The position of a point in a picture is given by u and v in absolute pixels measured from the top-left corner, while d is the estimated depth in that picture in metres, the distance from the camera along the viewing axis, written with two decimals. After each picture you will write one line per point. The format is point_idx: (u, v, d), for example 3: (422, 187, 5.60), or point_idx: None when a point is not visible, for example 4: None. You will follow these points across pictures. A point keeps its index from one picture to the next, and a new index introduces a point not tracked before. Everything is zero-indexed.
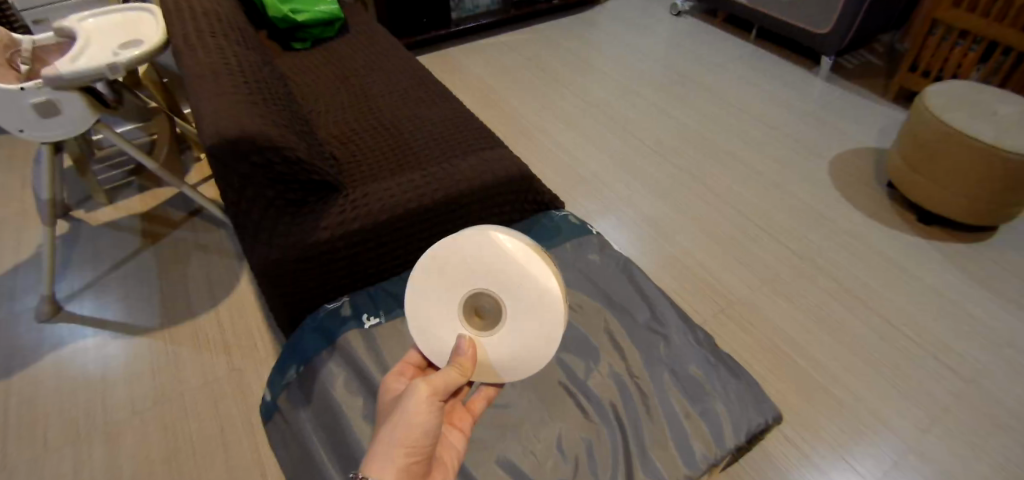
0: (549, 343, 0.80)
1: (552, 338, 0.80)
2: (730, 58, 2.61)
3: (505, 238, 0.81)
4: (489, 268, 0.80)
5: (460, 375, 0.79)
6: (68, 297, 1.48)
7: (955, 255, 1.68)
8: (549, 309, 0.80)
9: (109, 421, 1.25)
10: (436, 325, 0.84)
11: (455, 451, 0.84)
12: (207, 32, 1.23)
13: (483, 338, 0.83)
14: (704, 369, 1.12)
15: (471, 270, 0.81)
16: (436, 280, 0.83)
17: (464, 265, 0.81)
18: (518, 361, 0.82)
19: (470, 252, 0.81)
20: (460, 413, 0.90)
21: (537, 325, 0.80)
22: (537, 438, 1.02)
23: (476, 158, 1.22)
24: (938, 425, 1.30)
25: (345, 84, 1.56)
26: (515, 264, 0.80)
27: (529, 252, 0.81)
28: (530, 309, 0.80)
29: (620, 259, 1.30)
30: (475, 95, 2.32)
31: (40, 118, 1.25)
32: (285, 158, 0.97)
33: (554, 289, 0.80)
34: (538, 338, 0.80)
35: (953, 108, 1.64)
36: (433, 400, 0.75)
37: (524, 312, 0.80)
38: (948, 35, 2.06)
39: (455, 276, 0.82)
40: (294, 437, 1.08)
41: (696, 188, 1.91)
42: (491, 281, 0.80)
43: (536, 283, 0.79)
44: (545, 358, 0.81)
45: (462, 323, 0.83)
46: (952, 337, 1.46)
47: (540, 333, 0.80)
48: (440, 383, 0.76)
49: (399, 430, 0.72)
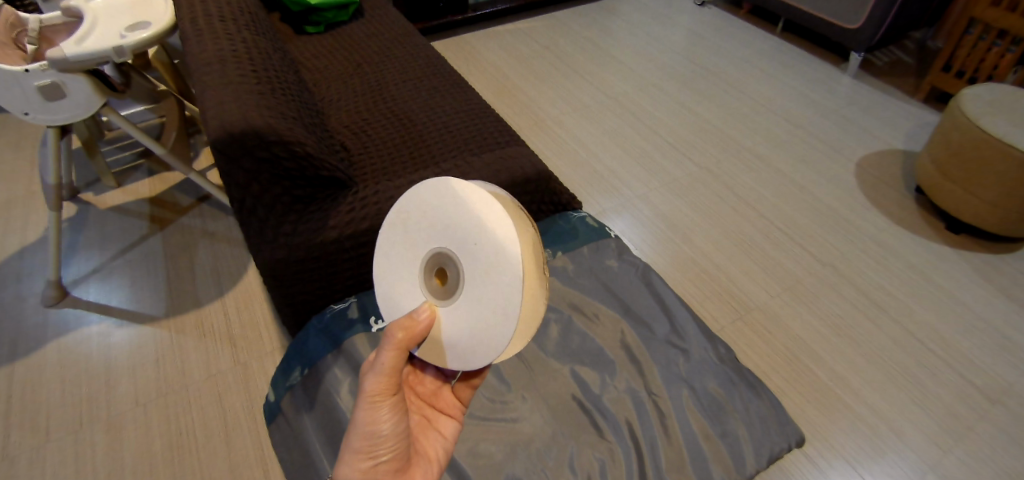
0: (508, 317, 0.70)
1: (509, 312, 0.69)
2: (755, 51, 2.52)
3: (468, 189, 0.73)
4: (447, 223, 0.74)
5: (398, 353, 0.75)
6: (74, 281, 1.46)
7: (985, 267, 1.61)
8: (506, 270, 0.69)
9: (111, 411, 1.23)
10: (400, 295, 0.80)
11: (441, 439, 0.86)
12: (216, 16, 1.18)
13: (441, 307, 0.77)
14: (724, 387, 1.08)
15: (433, 229, 0.75)
16: (402, 242, 0.80)
17: (424, 222, 0.76)
18: (475, 339, 0.73)
19: (430, 207, 0.76)
20: (443, 400, 0.90)
21: (495, 291, 0.70)
22: (549, 456, 0.98)
23: (492, 157, 1.18)
24: (961, 445, 1.24)
25: (357, 71, 1.52)
26: (473, 216, 0.72)
27: (488, 203, 0.72)
28: (487, 272, 0.70)
29: (639, 265, 1.25)
30: (490, 84, 2.26)
31: (44, 101, 1.22)
32: (291, 153, 0.94)
33: (513, 248, 0.69)
34: (496, 308, 0.70)
35: (993, 115, 1.55)
36: (384, 398, 0.75)
37: (480, 277, 0.71)
38: (985, 36, 1.97)
39: (417, 237, 0.78)
40: (295, 443, 1.03)
41: (716, 187, 1.85)
42: (449, 241, 0.74)
43: (492, 239, 0.70)
44: (503, 337, 0.69)
45: (425, 288, 0.78)
46: (979, 353, 1.41)
47: (498, 302, 0.70)
48: (387, 379, 0.75)
49: (356, 435, 0.74)
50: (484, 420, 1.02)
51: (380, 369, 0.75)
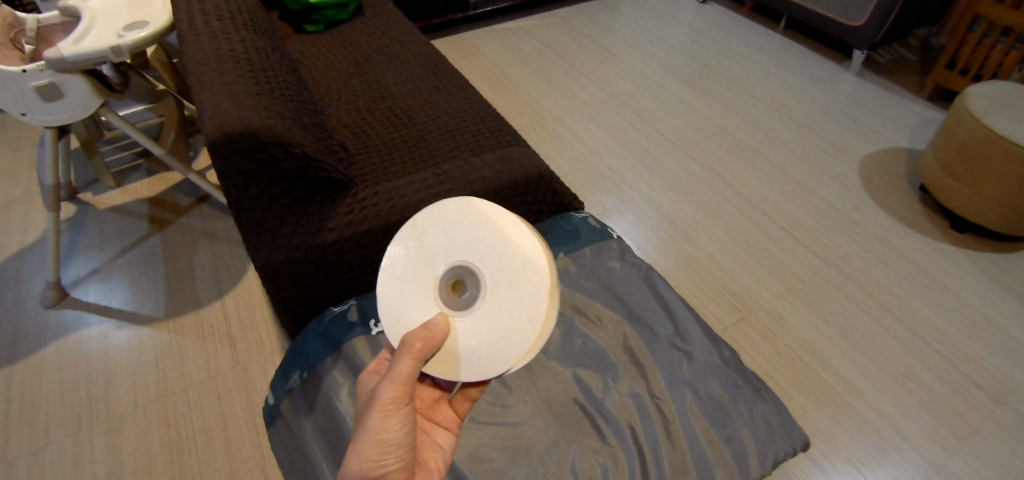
0: (529, 324, 0.74)
1: (534, 316, 0.74)
2: (757, 48, 2.50)
3: (492, 207, 0.79)
4: (469, 238, 0.78)
5: (415, 362, 0.74)
6: (73, 282, 1.46)
7: (990, 267, 1.60)
8: (530, 280, 0.75)
9: (110, 413, 1.22)
10: (409, 308, 0.79)
11: (441, 451, 0.85)
12: (214, 15, 1.17)
13: (456, 318, 0.78)
14: (727, 390, 1.07)
15: (453, 243, 0.78)
16: (413, 256, 0.79)
17: (443, 236, 0.79)
18: (494, 347, 0.75)
19: (451, 222, 0.79)
20: (442, 412, 0.89)
21: (517, 299, 0.75)
22: (551, 461, 0.97)
23: (493, 157, 1.17)
24: (966, 447, 1.24)
25: (358, 70, 1.51)
26: (497, 231, 0.78)
27: (511, 220, 0.79)
28: (511, 282, 0.76)
29: (641, 266, 1.24)
30: (491, 82, 2.25)
31: (42, 101, 1.21)
32: (290, 154, 0.93)
33: (537, 258, 0.76)
34: (519, 315, 0.75)
35: (998, 113, 1.53)
36: (396, 406, 0.74)
37: (503, 287, 0.76)
38: (989, 33, 1.96)
39: (433, 251, 0.79)
40: (295, 447, 1.01)
41: (719, 186, 1.83)
42: (474, 251, 0.77)
43: (517, 251, 0.76)
44: (526, 342, 0.74)
45: (439, 300, 0.78)
46: (984, 353, 1.39)
47: (522, 309, 0.75)
48: (399, 387, 0.75)
49: (365, 443, 0.72)
50: (485, 425, 1.01)
51: (395, 377, 0.74)
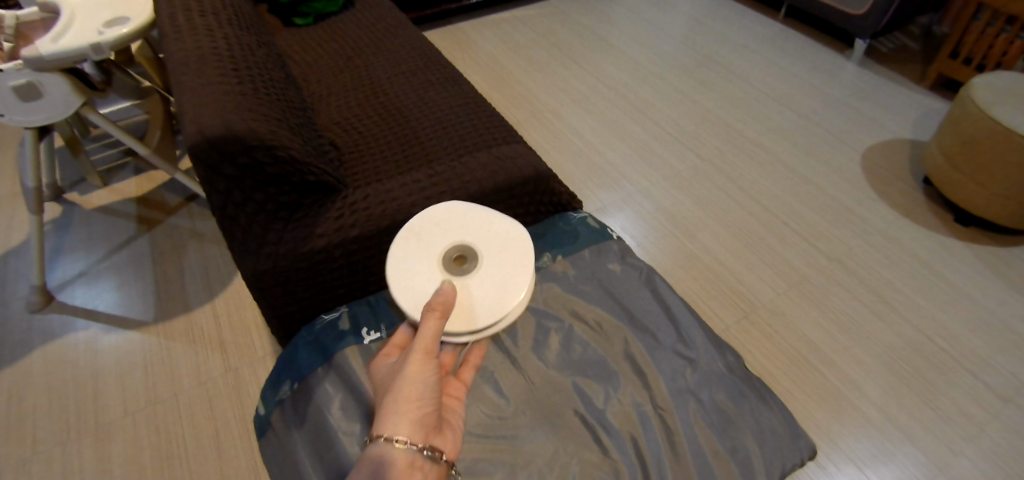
0: (525, 273, 0.93)
1: (523, 269, 0.93)
2: (757, 38, 2.46)
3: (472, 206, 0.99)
4: (460, 226, 0.97)
5: (440, 319, 0.83)
6: (59, 285, 1.42)
7: (996, 263, 1.57)
8: (517, 243, 0.96)
9: (98, 421, 1.19)
10: (416, 284, 0.90)
11: (457, 415, 0.91)
12: (196, 10, 1.12)
13: (460, 282, 0.91)
14: (732, 398, 1.03)
15: (447, 231, 0.95)
16: (415, 247, 0.94)
17: (437, 227, 0.96)
18: (500, 295, 0.90)
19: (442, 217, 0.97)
20: (452, 383, 0.95)
21: (509, 259, 0.94)
22: (550, 476, 0.92)
23: (488, 157, 1.13)
24: (973, 446, 1.21)
25: (348, 65, 1.46)
26: (482, 214, 0.99)
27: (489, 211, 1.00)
28: (501, 246, 0.95)
29: (643, 269, 1.19)
30: (486, 74, 2.20)
31: (19, 101, 1.17)
32: (275, 158, 0.89)
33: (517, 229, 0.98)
34: (513, 270, 0.93)
35: (1004, 104, 1.49)
36: (428, 358, 0.81)
37: (495, 254, 0.95)
38: (993, 22, 1.92)
39: (432, 237, 0.95)
40: (286, 461, 0.97)
41: (719, 180, 1.80)
42: (468, 232, 0.96)
43: (502, 226, 0.98)
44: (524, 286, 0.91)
45: (443, 271, 0.92)
46: (989, 350, 1.37)
47: (514, 267, 0.93)
48: (428, 341, 0.82)
49: (404, 387, 0.78)
50: (483, 439, 0.95)
51: (424, 333, 0.82)
